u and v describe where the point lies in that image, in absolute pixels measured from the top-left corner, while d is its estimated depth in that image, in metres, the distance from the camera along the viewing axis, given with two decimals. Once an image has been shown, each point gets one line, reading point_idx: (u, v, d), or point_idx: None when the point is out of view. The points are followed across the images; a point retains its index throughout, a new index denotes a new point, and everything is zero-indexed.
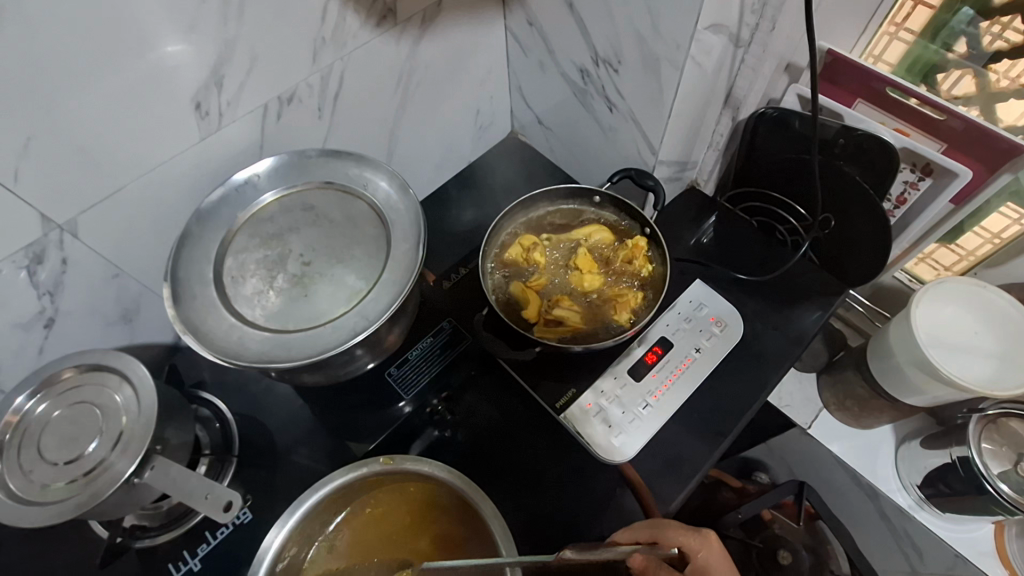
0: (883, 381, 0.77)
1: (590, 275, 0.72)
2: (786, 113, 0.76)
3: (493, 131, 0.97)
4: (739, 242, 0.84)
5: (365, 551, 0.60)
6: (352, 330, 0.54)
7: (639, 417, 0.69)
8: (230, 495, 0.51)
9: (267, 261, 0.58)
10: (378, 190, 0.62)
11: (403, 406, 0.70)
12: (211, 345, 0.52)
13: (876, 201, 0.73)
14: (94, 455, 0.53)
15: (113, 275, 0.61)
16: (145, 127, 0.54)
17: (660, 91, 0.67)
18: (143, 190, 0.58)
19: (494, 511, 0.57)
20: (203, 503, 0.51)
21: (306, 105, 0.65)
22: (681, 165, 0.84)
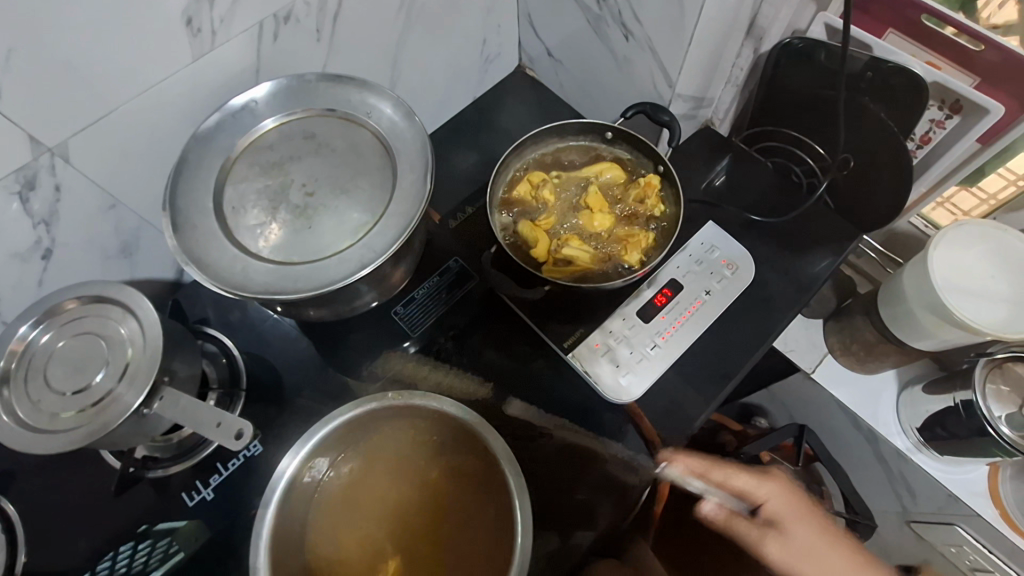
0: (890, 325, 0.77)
1: (600, 214, 0.70)
2: (811, 44, 0.72)
3: (500, 64, 0.92)
4: (753, 185, 0.82)
5: (373, 480, 0.61)
6: (359, 263, 0.52)
7: (647, 357, 0.69)
8: (241, 423, 0.51)
9: (268, 192, 0.56)
10: (382, 117, 0.59)
11: (409, 346, 0.70)
12: (213, 276, 0.51)
13: (900, 141, 0.71)
14: (103, 385, 0.53)
15: (109, 206, 0.59)
16: (134, 43, 0.50)
17: (680, 17, 0.63)
18: (135, 113, 0.55)
19: (502, 443, 0.58)
20: (215, 432, 0.51)
21: (304, 26, 0.61)
22: (698, 102, 0.81)
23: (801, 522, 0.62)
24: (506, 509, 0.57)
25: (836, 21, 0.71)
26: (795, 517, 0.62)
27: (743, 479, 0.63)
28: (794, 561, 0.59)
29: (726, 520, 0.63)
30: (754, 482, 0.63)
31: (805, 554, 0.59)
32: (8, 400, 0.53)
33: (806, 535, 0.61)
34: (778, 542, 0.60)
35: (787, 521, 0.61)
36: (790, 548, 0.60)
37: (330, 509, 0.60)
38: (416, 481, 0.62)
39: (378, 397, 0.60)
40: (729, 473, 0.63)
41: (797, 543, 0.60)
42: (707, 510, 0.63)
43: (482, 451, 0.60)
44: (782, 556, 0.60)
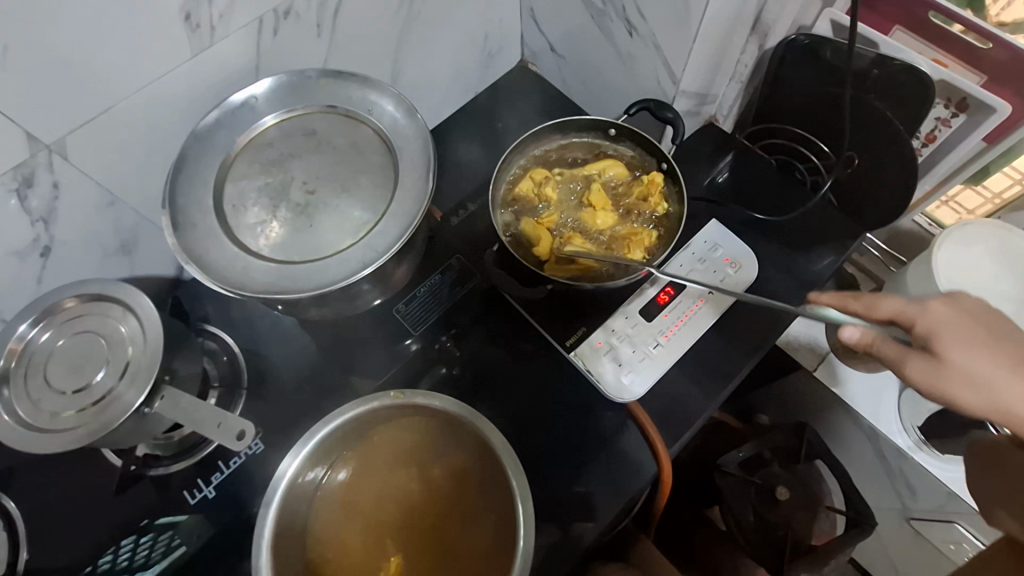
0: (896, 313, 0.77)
1: (603, 213, 0.70)
2: (816, 41, 0.72)
3: (502, 59, 0.91)
4: (757, 182, 0.81)
5: (374, 478, 0.61)
6: (361, 263, 0.52)
7: (650, 356, 0.69)
8: (244, 424, 0.50)
9: (268, 190, 0.56)
10: (384, 115, 0.59)
11: (410, 343, 0.69)
12: (213, 275, 0.51)
13: (905, 139, 0.70)
14: (103, 383, 0.52)
15: (108, 203, 0.59)
16: (133, 38, 0.50)
17: (684, 13, 0.62)
18: (134, 110, 0.54)
19: (503, 441, 0.58)
20: (215, 432, 0.50)
21: (304, 21, 0.61)
22: (701, 97, 0.78)
23: (976, 345, 0.47)
24: (507, 507, 0.58)
25: (841, 17, 0.71)
26: (964, 337, 0.48)
27: (891, 302, 0.51)
28: (944, 383, 0.47)
29: (873, 348, 0.49)
30: (906, 305, 0.50)
31: (975, 369, 0.47)
32: (8, 399, 0.53)
33: (986, 362, 0.47)
34: (931, 362, 0.48)
35: (949, 343, 0.47)
36: (949, 371, 0.47)
37: (330, 507, 0.60)
38: (417, 480, 0.62)
39: (380, 395, 0.59)
40: (879, 298, 0.51)
41: (976, 367, 0.47)
42: (847, 334, 0.49)
43: (484, 449, 0.60)
44: (926, 377, 0.48)
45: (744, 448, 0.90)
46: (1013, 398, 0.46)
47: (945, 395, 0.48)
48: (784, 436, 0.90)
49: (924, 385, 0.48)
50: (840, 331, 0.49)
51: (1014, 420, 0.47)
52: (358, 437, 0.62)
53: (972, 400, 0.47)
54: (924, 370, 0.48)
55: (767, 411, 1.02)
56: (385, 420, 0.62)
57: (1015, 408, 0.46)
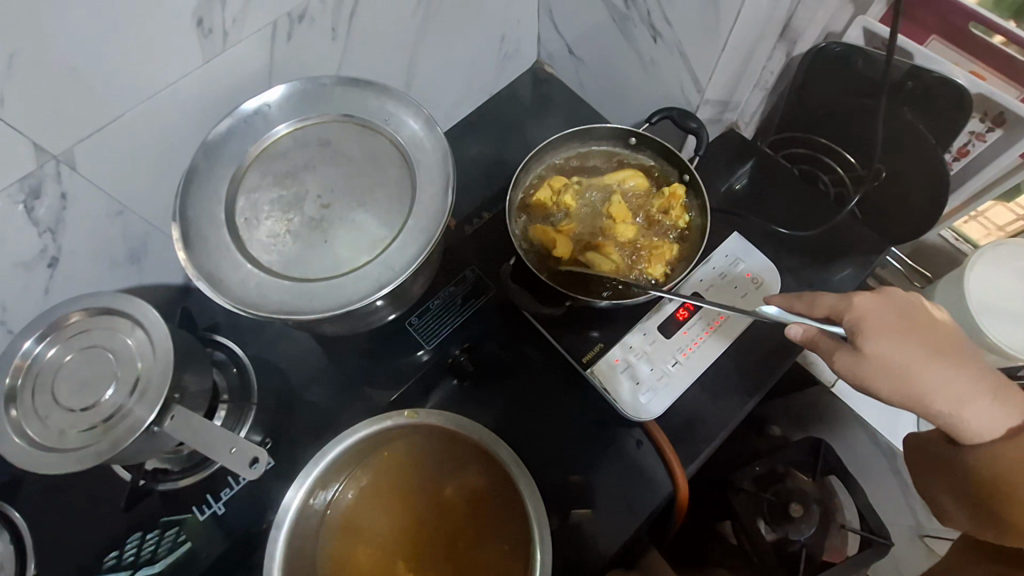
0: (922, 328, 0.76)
1: (623, 225, 0.67)
2: (850, 49, 0.69)
3: (517, 60, 0.89)
4: (780, 193, 0.79)
5: (385, 499, 0.60)
6: (378, 282, 0.50)
7: (668, 374, 0.67)
8: (258, 451, 0.49)
9: (283, 202, 0.54)
10: (401, 124, 0.57)
11: (422, 355, 0.67)
12: (225, 293, 0.49)
13: (938, 154, 0.68)
14: (112, 401, 0.51)
15: (117, 212, 0.57)
16: (143, 45, 0.48)
17: (714, 20, 0.60)
18: (144, 117, 0.53)
19: (515, 458, 0.57)
20: (228, 457, 0.49)
21: (319, 25, 0.58)
22: (724, 105, 0.76)
23: (899, 337, 0.51)
24: (523, 524, 0.57)
25: (875, 24, 0.67)
26: (889, 330, 0.52)
27: (825, 300, 0.55)
28: (869, 374, 0.51)
29: (814, 344, 0.54)
30: (838, 300, 0.54)
31: (898, 360, 0.51)
32: (16, 417, 0.51)
33: (909, 354, 0.51)
34: (858, 355, 0.52)
35: (873, 336, 0.51)
36: (875, 363, 0.51)
37: (342, 528, 0.58)
38: (429, 500, 0.61)
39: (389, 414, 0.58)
40: (816, 297, 0.56)
41: (899, 358, 0.51)
42: (791, 334, 0.55)
43: (495, 465, 0.59)
44: (850, 368, 0.52)
45: (760, 462, 0.90)
46: (935, 388, 0.50)
47: (871, 384, 0.52)
48: (797, 453, 0.90)
49: (853, 376, 0.53)
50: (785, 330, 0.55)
51: (935, 409, 0.50)
52: (366, 455, 0.61)
53: (899, 391, 0.51)
54: (848, 360, 0.52)
55: (780, 422, 0.98)
56: (394, 436, 0.61)
57: (934, 397, 0.50)
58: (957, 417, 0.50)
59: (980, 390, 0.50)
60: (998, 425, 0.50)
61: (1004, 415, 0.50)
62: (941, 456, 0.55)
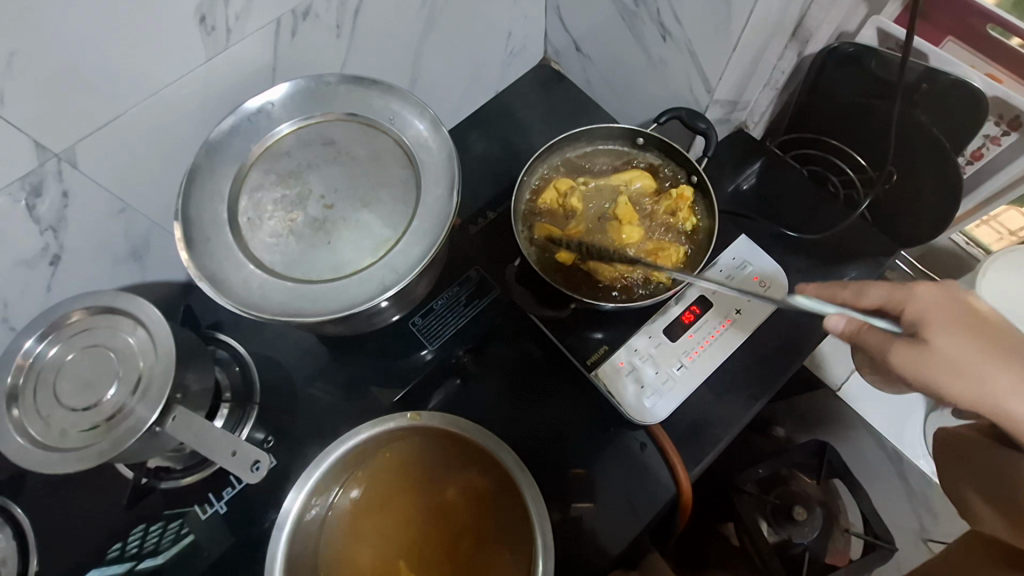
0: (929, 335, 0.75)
1: (629, 227, 0.67)
2: (863, 49, 0.68)
3: (524, 57, 0.88)
4: (789, 195, 0.78)
5: (385, 503, 0.60)
6: (381, 284, 0.49)
7: (673, 377, 0.67)
8: (259, 455, 0.48)
9: (286, 202, 0.53)
10: (405, 124, 0.56)
11: (425, 354, 0.67)
12: (227, 294, 0.49)
13: (952, 158, 0.67)
14: (114, 401, 0.51)
15: (119, 210, 0.57)
16: (145, 42, 0.47)
17: (725, 19, 0.58)
18: (146, 115, 0.52)
19: (516, 460, 0.57)
20: (230, 460, 0.49)
21: (323, 22, 0.58)
22: (733, 105, 0.75)
23: (960, 332, 0.47)
24: (524, 526, 0.57)
25: (889, 25, 0.67)
26: (952, 323, 0.48)
27: (877, 291, 0.52)
28: (929, 368, 0.47)
29: (859, 336, 0.50)
30: (893, 292, 0.51)
31: (961, 353, 0.46)
32: (18, 417, 0.51)
33: (972, 351, 0.47)
34: (916, 349, 0.48)
35: (936, 328, 0.48)
36: (938, 357, 0.47)
37: (342, 530, 0.58)
38: (430, 504, 0.60)
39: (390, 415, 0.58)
40: (866, 287, 0.53)
41: (964, 351, 0.47)
42: (830, 325, 0.51)
43: (496, 466, 0.59)
44: (908, 361, 0.48)
45: (763, 465, 0.88)
46: (999, 387, 0.45)
47: (930, 382, 0.47)
48: (802, 454, 0.89)
49: (908, 372, 0.48)
50: (823, 321, 0.51)
51: (998, 408, 0.45)
52: (366, 456, 0.60)
53: (960, 387, 0.46)
54: (903, 353, 0.48)
55: (784, 424, 0.97)
56: (394, 437, 0.61)
57: (999, 395, 0.45)
58: (1022, 417, 0.45)
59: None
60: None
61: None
62: (994, 460, 0.51)
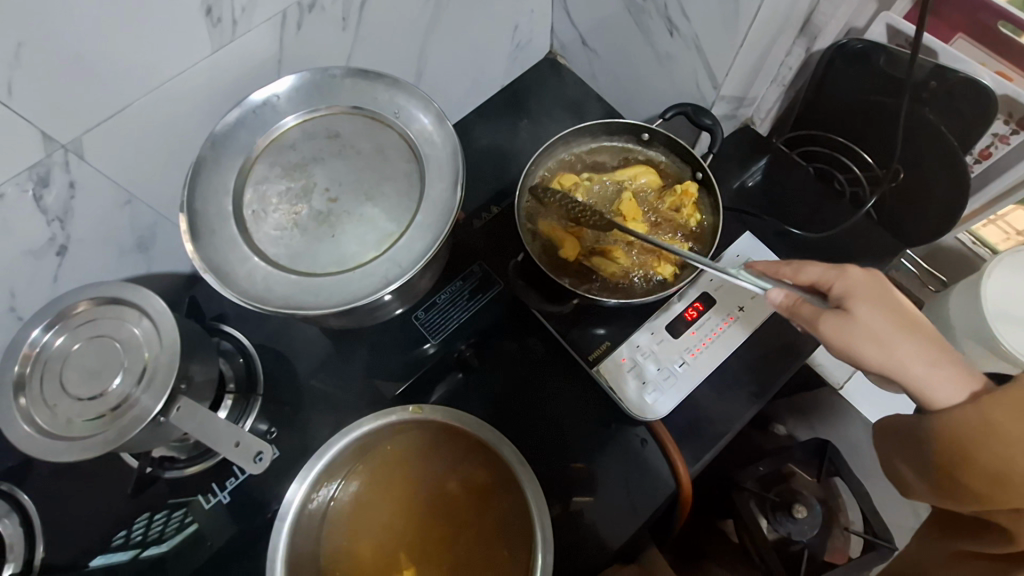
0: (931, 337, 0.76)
1: (633, 223, 0.67)
2: (871, 47, 0.68)
3: (530, 51, 0.87)
4: (795, 193, 0.78)
5: (388, 497, 0.60)
6: (384, 278, 0.49)
7: (674, 374, 0.67)
8: (259, 446, 0.48)
9: (291, 194, 0.54)
10: (411, 118, 0.56)
11: (427, 348, 0.68)
12: (231, 286, 0.49)
13: (959, 157, 0.66)
14: (119, 391, 0.52)
15: (125, 201, 0.57)
16: (151, 33, 0.48)
17: (732, 15, 0.58)
18: (152, 107, 0.52)
19: (518, 456, 0.56)
20: (234, 451, 0.48)
21: (329, 14, 0.57)
22: (739, 101, 0.75)
23: (880, 308, 0.51)
24: (524, 521, 0.57)
25: (899, 21, 0.66)
26: (871, 298, 0.51)
27: (813, 270, 0.55)
28: (845, 335, 0.51)
29: (793, 308, 0.54)
30: (826, 271, 0.54)
31: (878, 326, 0.50)
32: (25, 406, 0.52)
33: (888, 325, 0.50)
34: (839, 320, 0.51)
35: (858, 301, 0.51)
36: (857, 326, 0.50)
37: (344, 523, 0.59)
38: (431, 497, 0.61)
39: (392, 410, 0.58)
40: (804, 266, 0.56)
41: (877, 321, 0.50)
42: (772, 298, 0.56)
43: (497, 461, 0.59)
44: (836, 333, 0.51)
45: (764, 463, 0.89)
46: (906, 354, 0.48)
47: (848, 349, 0.51)
48: (801, 450, 0.89)
49: (833, 339, 0.51)
50: (766, 294, 0.56)
51: (902, 373, 0.48)
52: (369, 450, 0.61)
53: (872, 353, 0.49)
54: (829, 322, 0.51)
55: (785, 421, 0.97)
56: (397, 431, 0.61)
57: (904, 362, 0.48)
58: (922, 382, 0.48)
59: (950, 361, 0.47)
60: (965, 397, 0.46)
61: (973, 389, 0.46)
62: (905, 432, 0.51)
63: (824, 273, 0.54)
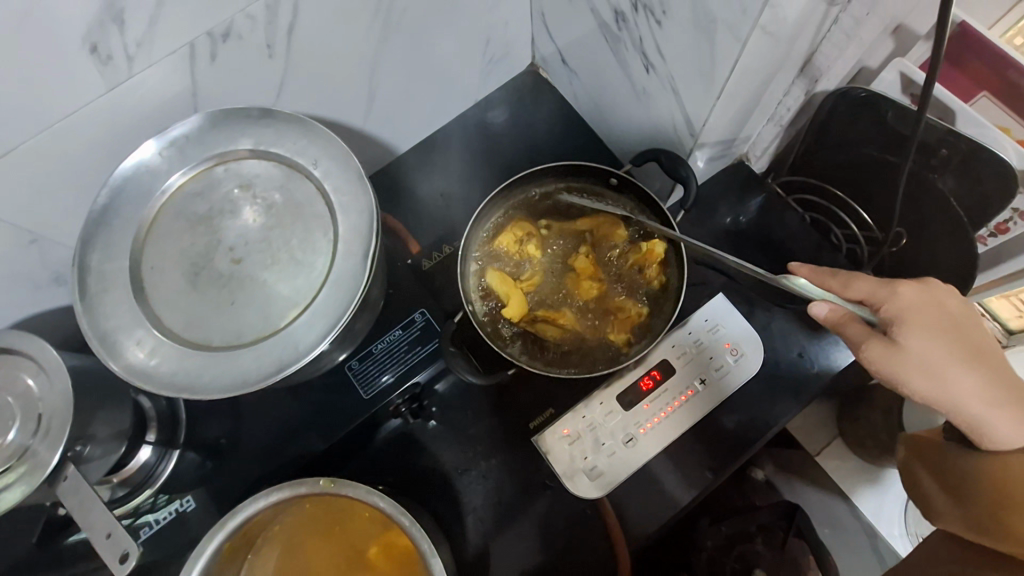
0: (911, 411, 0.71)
1: (587, 281, 0.62)
2: (874, 96, 0.61)
3: (508, 63, 0.79)
4: (783, 248, 0.70)
5: (307, 559, 0.58)
6: (279, 363, 0.47)
7: (620, 450, 0.63)
8: (128, 546, 0.46)
9: (193, 249, 0.51)
10: (328, 169, 0.52)
11: (385, 377, 0.62)
12: (119, 356, 0.48)
13: (969, 233, 0.62)
14: (13, 446, 0.49)
15: (30, 240, 0.53)
16: (23, 74, 0.42)
17: (710, 66, 0.49)
18: (40, 151, 0.46)
19: (430, 548, 0.52)
20: (104, 544, 0.47)
21: (249, 43, 0.50)
22: (727, 144, 0.65)
23: (933, 334, 0.47)
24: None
25: (913, 70, 0.59)
26: (929, 325, 0.47)
27: (862, 284, 0.51)
28: (902, 365, 0.46)
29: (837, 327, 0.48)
30: (878, 288, 0.50)
31: (930, 356, 0.46)
32: None
33: (940, 354, 0.47)
34: (888, 349, 0.46)
35: (908, 329, 0.47)
36: (909, 357, 0.46)
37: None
38: (350, 564, 0.58)
39: (252, 500, 0.54)
40: (852, 279, 0.52)
41: (937, 349, 0.47)
42: (814, 312, 0.48)
43: (393, 529, 0.57)
44: (883, 361, 0.46)
45: (727, 523, 0.85)
46: (958, 382, 0.46)
47: (897, 380, 0.46)
48: (771, 516, 0.84)
49: (880, 368, 0.47)
50: (808, 307, 0.48)
51: (954, 403, 0.47)
52: (252, 542, 0.57)
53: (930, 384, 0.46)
54: (882, 350, 0.46)
55: (764, 466, 0.92)
56: (271, 521, 0.58)
57: (959, 392, 0.46)
58: (978, 414, 0.46)
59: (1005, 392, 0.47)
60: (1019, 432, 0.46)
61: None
62: (944, 461, 0.52)
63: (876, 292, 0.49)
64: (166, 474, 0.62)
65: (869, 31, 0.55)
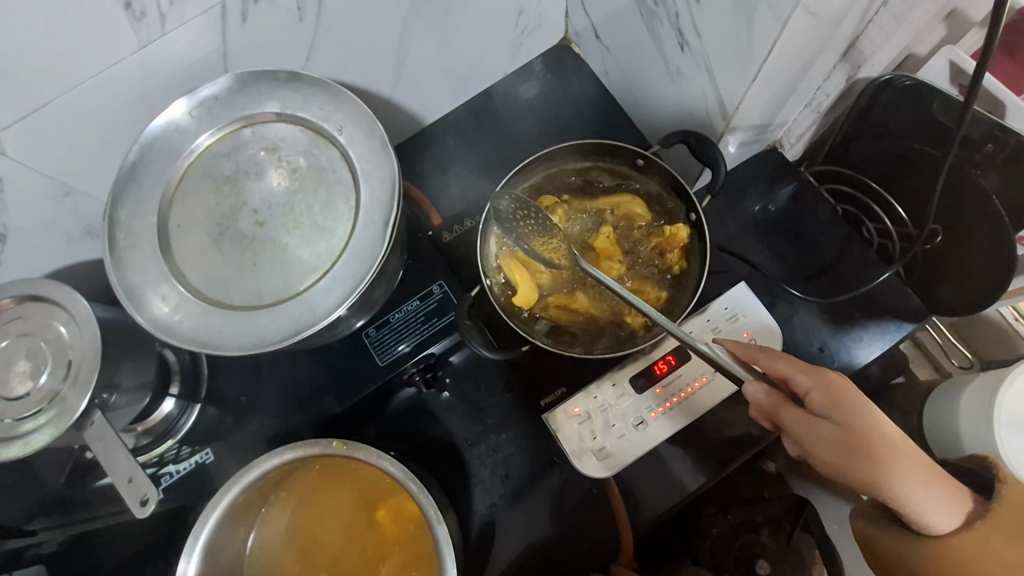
0: (936, 412, 0.68)
1: (608, 262, 0.62)
2: (923, 85, 0.59)
3: (541, 35, 0.77)
4: (811, 240, 0.68)
5: (317, 515, 0.61)
6: (296, 326, 0.49)
7: (630, 433, 0.63)
8: (148, 491, 0.49)
9: (219, 210, 0.53)
10: (353, 137, 0.53)
11: (401, 348, 0.62)
12: (143, 309, 0.50)
13: (1008, 234, 0.60)
14: (46, 389, 0.51)
15: (65, 193, 0.54)
16: (58, 27, 0.42)
17: (747, 45, 0.47)
18: (76, 106, 0.47)
19: (438, 517, 0.53)
20: (125, 488, 0.49)
21: (280, 5, 0.50)
22: (762, 128, 0.63)
23: (873, 427, 0.47)
24: (431, 560, 0.56)
25: (963, 61, 0.58)
26: (857, 410, 0.48)
27: (788, 363, 0.52)
28: (839, 455, 0.47)
29: (773, 409, 0.51)
30: (806, 371, 0.51)
31: (874, 449, 0.46)
32: None
33: (884, 449, 0.46)
34: (828, 437, 0.48)
35: (842, 419, 0.48)
36: (850, 447, 0.47)
37: (264, 570, 0.59)
38: (359, 522, 0.60)
39: (269, 456, 0.55)
40: (776, 356, 0.53)
41: (868, 434, 0.46)
42: (751, 394, 0.51)
43: (398, 495, 0.58)
44: (824, 453, 0.48)
45: (733, 513, 0.85)
46: (902, 483, 0.46)
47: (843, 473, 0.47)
48: (778, 509, 0.84)
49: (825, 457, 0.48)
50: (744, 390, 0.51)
51: (893, 493, 0.46)
52: (265, 497, 0.60)
53: (869, 475, 0.46)
54: (815, 432, 0.48)
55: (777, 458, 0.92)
56: (282, 482, 0.60)
57: (897, 479, 0.46)
58: (914, 502, 0.45)
59: (937, 473, 0.46)
60: (955, 514, 0.45)
61: (954, 502, 0.46)
62: (883, 537, 0.49)
63: (802, 375, 0.50)
64: (188, 427, 0.64)
65: (921, 15, 0.53)
